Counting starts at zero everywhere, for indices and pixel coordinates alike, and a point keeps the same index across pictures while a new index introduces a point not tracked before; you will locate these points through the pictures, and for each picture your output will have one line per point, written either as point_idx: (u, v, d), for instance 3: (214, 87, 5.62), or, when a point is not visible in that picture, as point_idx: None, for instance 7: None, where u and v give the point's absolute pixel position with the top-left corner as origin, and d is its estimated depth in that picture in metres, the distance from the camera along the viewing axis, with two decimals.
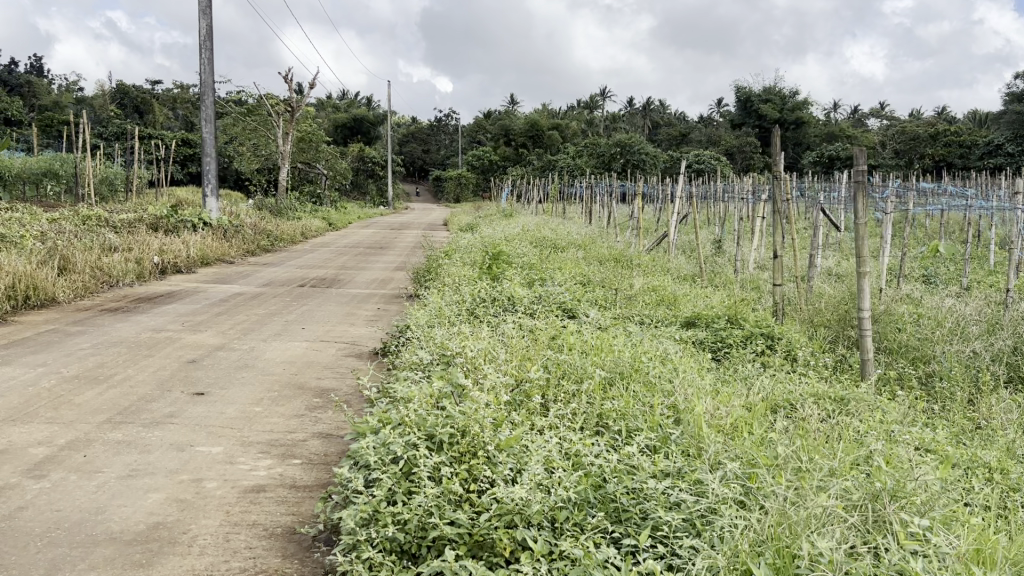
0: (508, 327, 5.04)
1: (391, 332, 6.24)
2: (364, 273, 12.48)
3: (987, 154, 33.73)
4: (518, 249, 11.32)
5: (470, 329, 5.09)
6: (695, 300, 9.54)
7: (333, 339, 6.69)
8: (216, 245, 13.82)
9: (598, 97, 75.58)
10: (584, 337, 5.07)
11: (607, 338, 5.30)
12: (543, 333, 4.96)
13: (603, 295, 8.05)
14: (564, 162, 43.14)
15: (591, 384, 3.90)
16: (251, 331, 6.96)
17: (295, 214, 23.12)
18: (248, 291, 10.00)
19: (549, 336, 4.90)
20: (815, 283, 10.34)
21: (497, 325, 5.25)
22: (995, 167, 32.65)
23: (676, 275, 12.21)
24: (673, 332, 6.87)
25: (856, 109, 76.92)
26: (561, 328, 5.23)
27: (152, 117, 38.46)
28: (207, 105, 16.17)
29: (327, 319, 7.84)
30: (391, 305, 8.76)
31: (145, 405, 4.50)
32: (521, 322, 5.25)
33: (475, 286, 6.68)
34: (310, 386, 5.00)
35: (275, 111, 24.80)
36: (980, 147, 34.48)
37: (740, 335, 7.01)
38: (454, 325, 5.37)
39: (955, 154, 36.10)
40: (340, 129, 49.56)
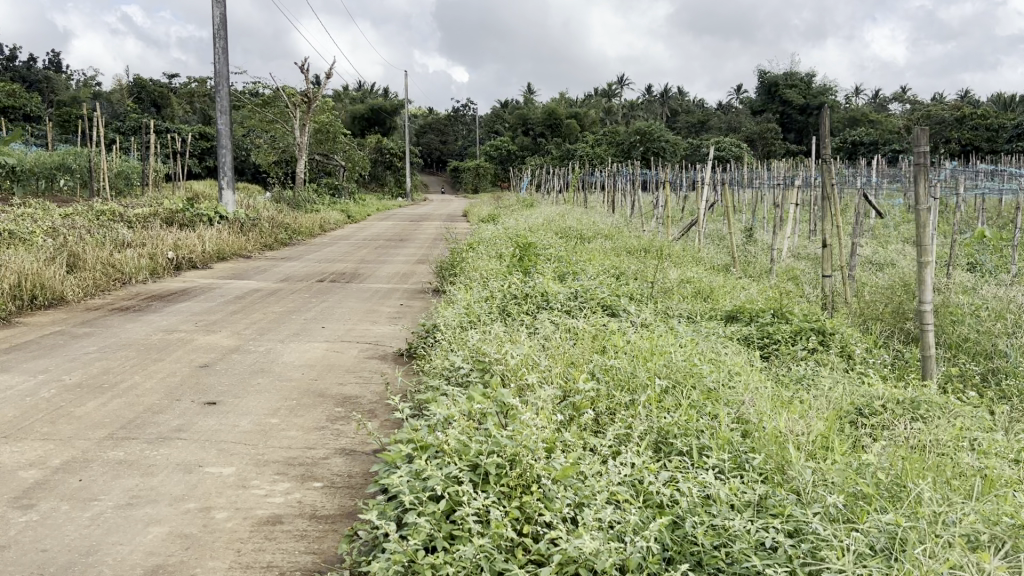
0: (547, 328, 4.60)
1: (417, 332, 5.83)
2: (384, 266, 12.07)
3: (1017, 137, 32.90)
4: (545, 240, 10.87)
5: (504, 330, 4.66)
6: (733, 292, 9.06)
7: (355, 338, 6.29)
8: (233, 239, 13.48)
9: (617, 85, 74.91)
10: (630, 339, 4.63)
11: (654, 337, 4.85)
12: (585, 334, 4.51)
13: (639, 288, 7.60)
14: (584, 150, 42.63)
15: (648, 395, 3.45)
16: (267, 331, 6.58)
17: (313, 206, 22.79)
18: (265, 287, 9.63)
19: (593, 338, 4.45)
20: (858, 273, 9.84)
21: (531, 326, 4.81)
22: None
23: (708, 265, 11.74)
24: (718, 328, 6.39)
25: (877, 93, 75.89)
26: (603, 328, 4.79)
27: (169, 111, 38.32)
28: (222, 96, 15.82)
29: (348, 316, 7.45)
30: (414, 302, 8.35)
31: (150, 418, 4.11)
32: (559, 321, 4.79)
33: (504, 281, 6.25)
34: (331, 394, 4.59)
35: (292, 103, 24.46)
36: (1010, 131, 33.61)
37: (788, 330, 6.52)
38: (487, 325, 4.93)
39: (982, 137, 35.26)
40: (358, 120, 49.27)
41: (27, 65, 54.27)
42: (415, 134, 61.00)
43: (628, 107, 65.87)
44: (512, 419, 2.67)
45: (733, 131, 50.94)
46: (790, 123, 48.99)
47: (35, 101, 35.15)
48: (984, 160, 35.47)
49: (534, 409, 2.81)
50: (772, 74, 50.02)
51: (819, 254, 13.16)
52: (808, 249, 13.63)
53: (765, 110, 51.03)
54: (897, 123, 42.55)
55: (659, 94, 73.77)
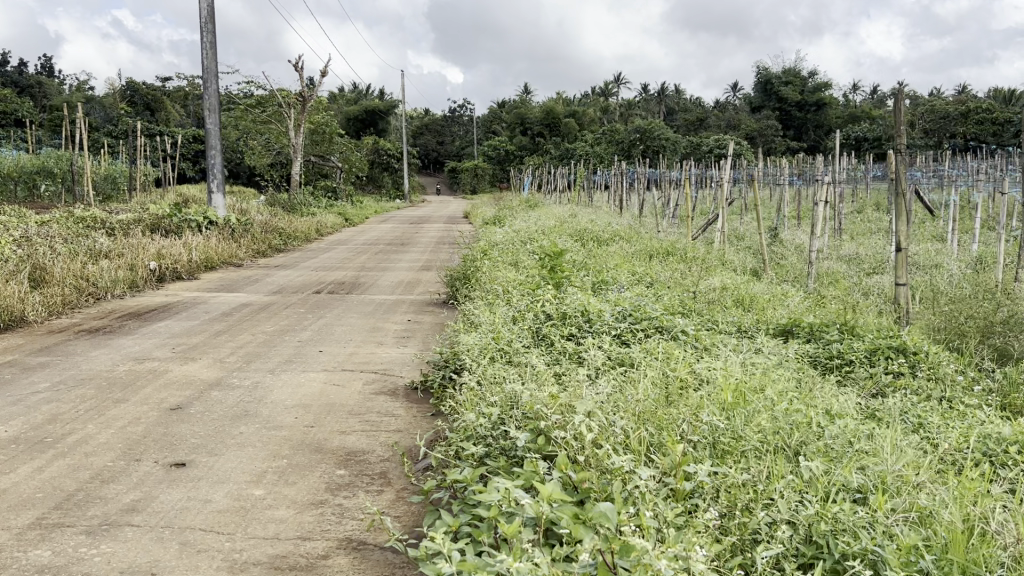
0: (602, 370, 3.69)
1: (433, 360, 4.89)
2: (387, 274, 11.13)
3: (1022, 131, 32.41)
4: (562, 244, 9.92)
5: (552, 374, 3.76)
6: (778, 302, 8.12)
7: (359, 366, 5.35)
8: (222, 247, 12.56)
9: (614, 84, 74.33)
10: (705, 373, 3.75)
11: (733, 369, 3.97)
12: (651, 369, 3.61)
13: (680, 298, 6.70)
14: (582, 149, 41.67)
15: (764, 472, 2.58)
16: (255, 358, 5.62)
17: (309, 210, 21.82)
18: (256, 300, 8.69)
19: (663, 375, 3.52)
20: (905, 281, 9.01)
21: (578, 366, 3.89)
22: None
23: (736, 268, 10.80)
24: (780, 346, 5.50)
25: (874, 91, 75.56)
26: (668, 359, 3.91)
27: (161, 114, 37.28)
28: (211, 93, 14.88)
29: (350, 336, 6.49)
30: (424, 317, 7.41)
31: (94, 491, 3.15)
32: (617, 357, 3.90)
33: (534, 296, 5.30)
34: (331, 448, 3.66)
35: (286, 103, 23.53)
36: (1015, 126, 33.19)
37: (862, 347, 5.63)
38: (522, 361, 4.00)
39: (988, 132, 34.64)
40: (352, 121, 48.28)
41: (19, 70, 53.29)
42: (412, 135, 59.99)
43: (625, 105, 64.94)
44: (626, 560, 1.79)
45: (733, 127, 50.27)
46: (789, 122, 48.46)
47: (23, 105, 34.10)
48: (989, 155, 34.47)
49: (645, 528, 1.93)
50: (769, 70, 49.09)
51: (854, 256, 12.36)
52: (840, 251, 12.79)
53: (763, 106, 50.40)
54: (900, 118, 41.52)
55: (655, 92, 72.74)
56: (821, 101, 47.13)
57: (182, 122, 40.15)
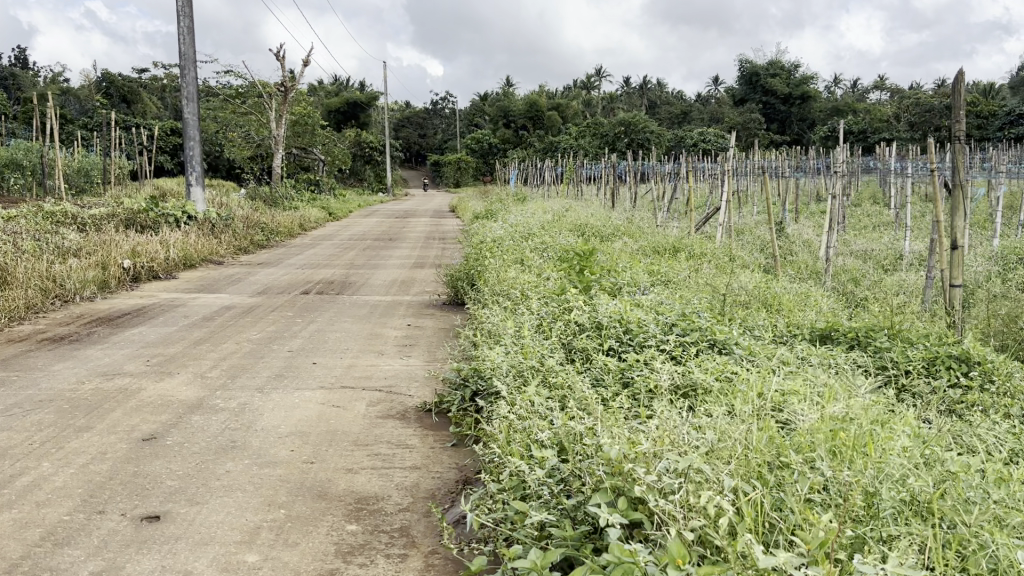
0: (665, 403, 3.11)
1: (447, 380, 4.26)
2: (378, 273, 10.47)
3: (1008, 125, 32.11)
4: (565, 240, 9.32)
5: (604, 404, 3.17)
6: (805, 303, 7.53)
7: (360, 382, 4.70)
8: (202, 243, 11.84)
9: (596, 76, 73.62)
10: (781, 404, 3.18)
11: (810, 397, 3.40)
12: (724, 404, 3.03)
13: (711, 302, 6.11)
14: (567, 142, 40.97)
15: (922, 557, 1.99)
16: (241, 373, 4.97)
17: (292, 204, 21.05)
18: (240, 303, 8.02)
19: (742, 410, 2.92)
20: (935, 279, 8.45)
21: (629, 395, 3.31)
22: (1016, 137, 31.11)
23: (748, 266, 10.20)
24: (831, 357, 4.91)
25: (855, 85, 75.22)
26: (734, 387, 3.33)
27: (138, 107, 36.28)
28: (188, 81, 14.11)
29: (346, 345, 5.83)
30: (425, 321, 6.76)
31: (45, 560, 2.51)
32: (676, 380, 3.32)
33: (560, 301, 4.68)
34: (337, 494, 3.02)
35: (267, 94, 22.70)
36: (1000, 118, 32.82)
37: (919, 355, 5.07)
38: (564, 387, 3.38)
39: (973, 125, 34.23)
40: (333, 114, 47.32)
41: None
42: (393, 128, 59.09)
43: (608, 99, 64.37)
44: None
45: (717, 121, 49.82)
46: (773, 115, 48.01)
47: None
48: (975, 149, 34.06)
49: None
50: (754, 63, 48.55)
51: (866, 253, 11.82)
52: (848, 247, 12.26)
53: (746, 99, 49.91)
54: (885, 112, 41.10)
55: (637, 86, 72.10)
56: (806, 94, 46.64)
57: (160, 115, 39.16)
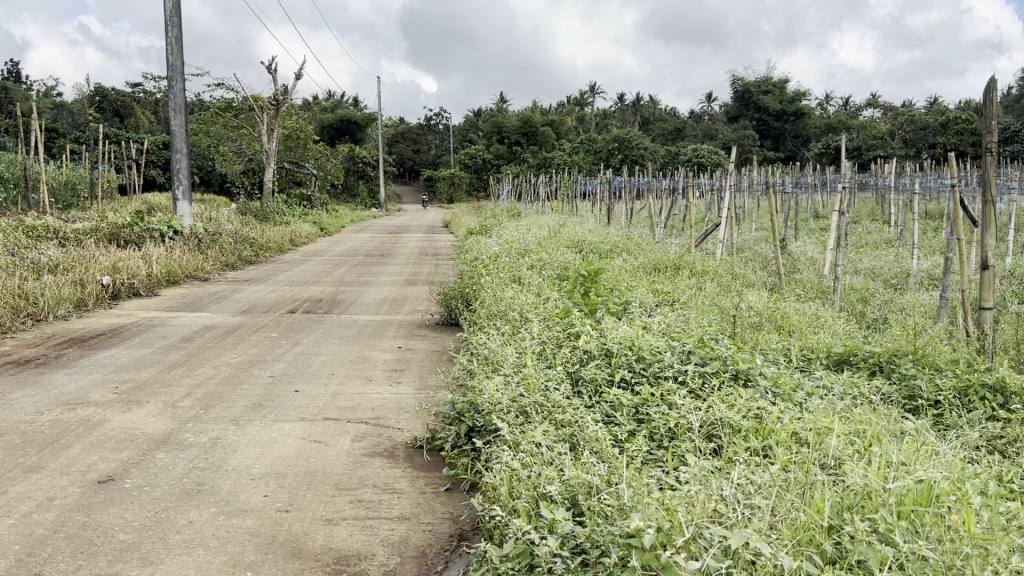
0: (690, 453, 2.76)
1: (441, 417, 3.87)
2: (369, 290, 10.09)
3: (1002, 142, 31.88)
4: (564, 257, 8.96)
5: (622, 448, 2.81)
6: (817, 325, 7.15)
7: (345, 413, 4.30)
8: (186, 259, 11.45)
9: (590, 93, 73.56)
10: (822, 452, 2.82)
11: (850, 440, 3.04)
12: (760, 459, 2.68)
13: (723, 324, 5.74)
14: (561, 158, 40.68)
15: None
16: (217, 403, 4.56)
17: (283, 219, 20.66)
18: (223, 322, 7.61)
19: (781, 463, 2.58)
20: (949, 300, 8.09)
21: (649, 440, 2.95)
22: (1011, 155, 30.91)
23: (751, 285, 9.84)
24: (855, 387, 4.55)
25: (849, 104, 75.31)
26: (769, 432, 2.98)
27: (131, 121, 35.92)
28: (176, 92, 13.75)
29: (332, 369, 5.43)
30: (417, 344, 6.36)
31: None
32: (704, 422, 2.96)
33: (564, 325, 4.30)
34: (313, 554, 2.61)
35: (259, 107, 22.35)
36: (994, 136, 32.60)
37: (948, 383, 4.71)
38: (575, 429, 3.01)
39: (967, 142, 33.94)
40: (327, 129, 47.07)
41: None
42: (387, 144, 58.84)
43: (602, 115, 64.28)
44: None
45: (710, 138, 49.62)
46: (767, 132, 47.84)
47: None
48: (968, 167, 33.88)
49: None
50: (746, 80, 48.43)
51: (872, 271, 11.47)
52: (854, 267, 11.92)
53: (740, 116, 49.71)
54: (879, 129, 40.94)
55: (630, 103, 71.98)
56: (800, 111, 46.48)
57: (153, 130, 38.81)
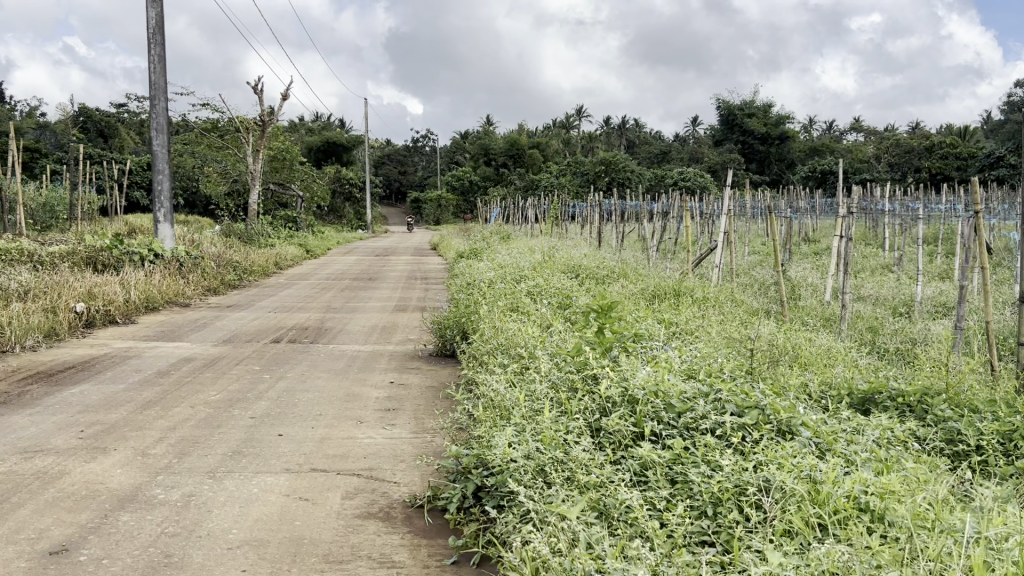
0: (745, 538, 2.39)
1: (444, 473, 3.44)
2: (357, 317, 9.66)
3: (987, 168, 31.88)
4: (563, 284, 8.58)
5: (667, 529, 2.43)
6: (833, 358, 6.76)
7: (334, 463, 3.87)
8: (167, 284, 10.99)
9: (576, 116, 73.63)
10: (899, 537, 2.46)
11: (921, 511, 2.67)
12: (829, 549, 2.31)
13: (740, 360, 5.34)
14: (548, 181, 40.42)
15: None
16: (192, 450, 4.11)
17: (268, 241, 20.18)
18: (203, 353, 7.16)
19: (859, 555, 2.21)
20: (966, 330, 7.69)
21: (690, 512, 2.58)
22: (997, 179, 30.81)
23: (753, 313, 9.45)
24: (894, 432, 4.15)
25: (833, 129, 75.74)
26: (826, 504, 2.62)
27: (115, 142, 35.41)
28: (159, 111, 13.33)
29: (319, 409, 4.98)
30: (410, 378, 5.92)
31: None
32: (754, 495, 2.59)
33: (576, 365, 3.89)
34: None
35: (244, 128, 21.94)
36: (979, 160, 32.56)
37: (990, 425, 4.33)
38: (607, 500, 2.62)
39: (952, 166, 33.85)
40: (313, 151, 46.70)
41: None
42: (374, 166, 58.49)
43: (588, 138, 64.26)
44: None
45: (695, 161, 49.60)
46: (751, 155, 47.81)
47: None
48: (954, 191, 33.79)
49: None
50: (731, 103, 48.43)
51: (877, 298, 11.10)
52: (855, 294, 11.57)
53: (726, 139, 49.68)
54: (865, 152, 40.94)
55: (616, 126, 72.00)
56: (785, 134, 46.47)
57: (137, 151, 38.29)
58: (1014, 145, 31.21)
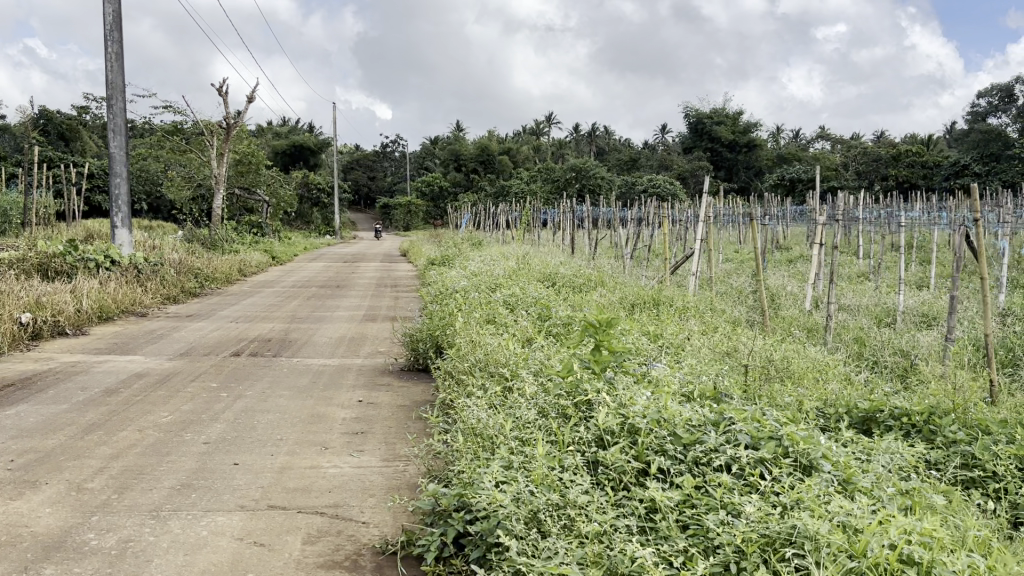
0: None
1: (420, 514, 3.04)
2: (323, 327, 9.21)
3: (952, 176, 32.00)
4: (539, 293, 8.19)
5: None
6: (823, 371, 6.42)
7: (295, 499, 3.44)
8: (123, 293, 10.45)
9: (546, 123, 73.48)
10: None
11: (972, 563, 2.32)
12: None
13: (734, 376, 4.99)
14: (518, 187, 40.08)
15: None
16: (136, 484, 3.66)
17: (232, 247, 19.59)
18: (157, 369, 6.68)
19: None
20: (957, 341, 7.37)
21: (711, 568, 2.21)
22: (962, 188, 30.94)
23: (733, 323, 9.12)
24: (908, 459, 3.81)
25: (800, 138, 76.25)
26: (866, 556, 2.25)
27: (77, 145, 34.47)
28: (115, 112, 12.76)
29: (280, 433, 4.55)
30: (380, 397, 5.48)
31: None
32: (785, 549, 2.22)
33: (566, 389, 3.50)
34: None
35: (208, 131, 21.32)
36: (944, 169, 32.75)
37: (1006, 448, 4.02)
38: (615, 556, 2.23)
39: (918, 175, 33.99)
40: (280, 155, 45.95)
41: None
42: (342, 171, 57.80)
43: (558, 145, 64.07)
44: None
45: (665, 168, 49.58)
46: (719, 163, 47.82)
47: None
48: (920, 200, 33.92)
49: None
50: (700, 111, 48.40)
51: (856, 308, 10.81)
52: (834, 304, 11.26)
53: (695, 147, 49.62)
54: (832, 160, 41.07)
55: (584, 133, 71.86)
56: (752, 142, 46.51)
57: (98, 154, 37.32)
58: (979, 153, 31.41)
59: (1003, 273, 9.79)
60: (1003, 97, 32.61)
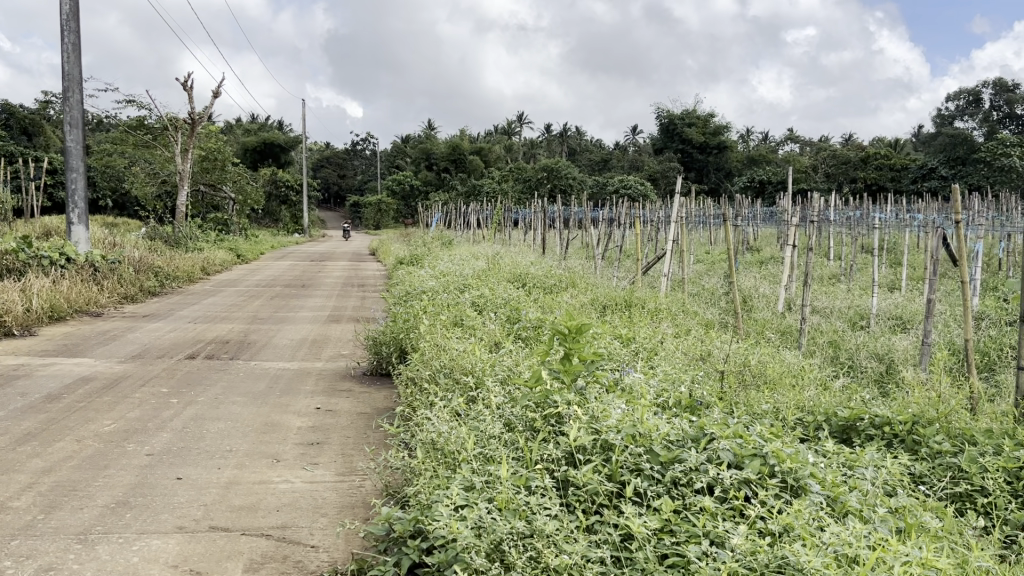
0: None
1: (374, 537, 2.78)
2: (285, 328, 8.91)
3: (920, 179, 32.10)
4: (509, 295, 7.93)
5: None
6: (799, 376, 6.24)
7: (240, 519, 3.17)
8: (77, 292, 10.06)
9: (518, 122, 73.12)
10: None
11: None
12: None
13: (709, 382, 4.77)
14: (490, 186, 39.73)
15: None
16: (68, 502, 3.35)
17: (195, 245, 19.13)
18: (106, 372, 6.34)
19: None
20: (933, 345, 7.20)
21: None
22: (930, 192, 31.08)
23: (706, 325, 8.92)
24: (894, 474, 3.60)
25: (769, 141, 76.56)
26: None
27: (38, 139, 33.59)
28: (71, 104, 12.32)
29: (231, 444, 4.26)
30: (340, 403, 5.21)
31: None
32: None
33: (535, 401, 3.26)
34: None
35: (172, 126, 20.81)
36: (912, 173, 32.88)
37: (994, 460, 3.84)
38: None
39: (887, 177, 34.13)
40: (249, 152, 45.25)
41: None
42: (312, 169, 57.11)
43: (529, 145, 63.80)
44: None
45: (636, 169, 49.48)
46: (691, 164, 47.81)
47: None
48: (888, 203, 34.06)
49: None
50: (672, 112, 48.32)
51: (829, 311, 10.65)
52: (806, 306, 11.09)
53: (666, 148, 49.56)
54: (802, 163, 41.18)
55: (556, 133, 71.63)
56: (723, 144, 46.53)
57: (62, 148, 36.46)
58: (946, 157, 31.61)
59: (976, 277, 9.68)
60: (969, 101, 32.90)
